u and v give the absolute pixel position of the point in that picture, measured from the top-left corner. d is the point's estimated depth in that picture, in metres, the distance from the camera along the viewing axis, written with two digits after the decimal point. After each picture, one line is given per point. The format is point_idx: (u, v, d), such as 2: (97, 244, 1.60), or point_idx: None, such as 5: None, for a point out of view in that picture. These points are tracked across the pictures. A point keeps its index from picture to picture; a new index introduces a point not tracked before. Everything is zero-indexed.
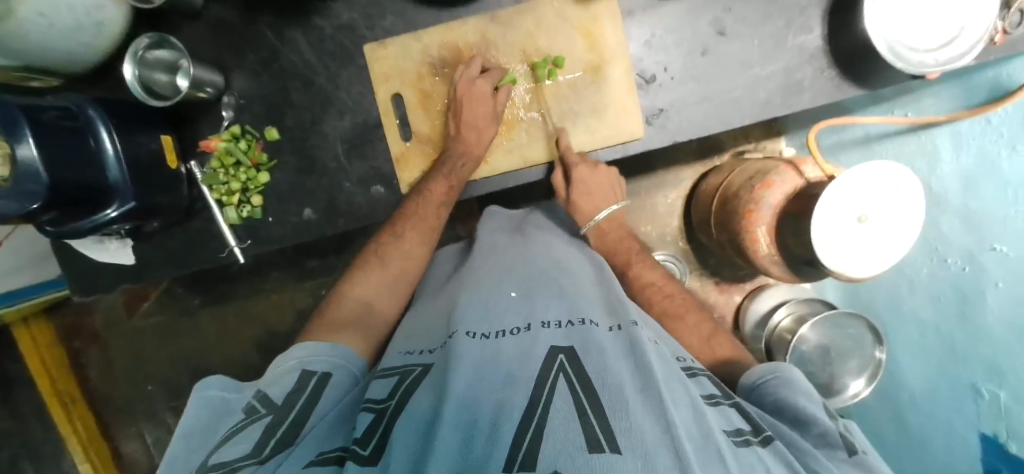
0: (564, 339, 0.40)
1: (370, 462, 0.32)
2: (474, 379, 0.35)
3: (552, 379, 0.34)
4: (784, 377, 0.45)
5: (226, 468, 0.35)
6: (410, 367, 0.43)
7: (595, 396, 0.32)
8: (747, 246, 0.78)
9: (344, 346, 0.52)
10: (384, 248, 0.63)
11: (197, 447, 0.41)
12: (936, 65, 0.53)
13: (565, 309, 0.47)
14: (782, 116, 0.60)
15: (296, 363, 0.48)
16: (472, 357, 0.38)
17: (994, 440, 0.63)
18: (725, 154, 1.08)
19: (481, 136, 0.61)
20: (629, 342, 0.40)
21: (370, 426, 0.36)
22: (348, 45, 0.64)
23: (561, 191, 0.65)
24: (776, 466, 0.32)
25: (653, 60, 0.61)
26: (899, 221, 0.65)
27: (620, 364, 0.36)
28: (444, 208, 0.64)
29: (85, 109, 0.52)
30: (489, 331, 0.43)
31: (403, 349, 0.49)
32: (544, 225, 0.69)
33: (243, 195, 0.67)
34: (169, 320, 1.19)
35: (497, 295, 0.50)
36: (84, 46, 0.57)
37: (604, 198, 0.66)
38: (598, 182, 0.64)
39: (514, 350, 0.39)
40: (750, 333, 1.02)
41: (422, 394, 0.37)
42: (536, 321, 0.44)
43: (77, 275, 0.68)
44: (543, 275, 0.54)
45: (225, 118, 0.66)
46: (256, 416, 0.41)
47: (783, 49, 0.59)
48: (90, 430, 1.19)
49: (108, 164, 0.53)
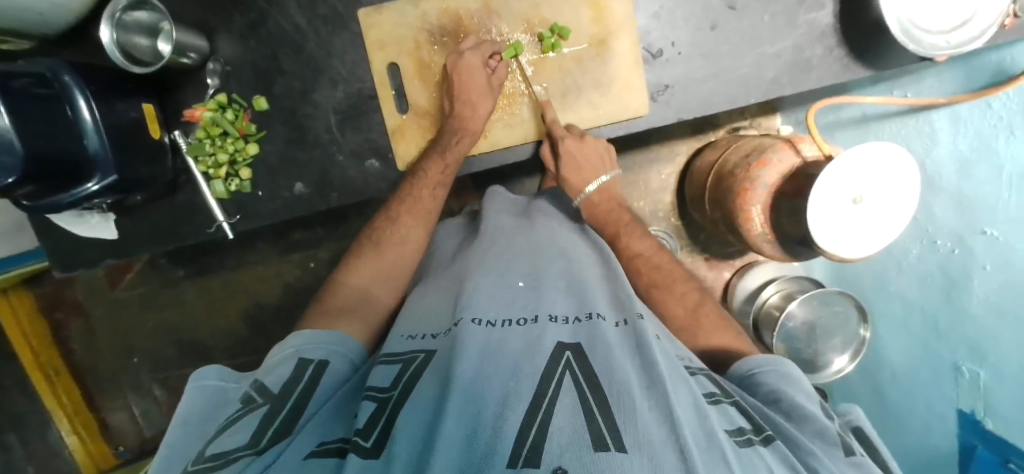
0: (572, 336, 0.41)
1: (372, 455, 0.31)
2: (478, 373, 0.35)
3: (558, 376, 0.34)
4: (781, 371, 0.47)
5: (224, 459, 0.34)
6: (413, 354, 0.43)
7: (601, 393, 0.32)
8: (741, 225, 0.78)
9: (341, 333, 0.51)
10: (381, 233, 0.63)
11: (196, 433, 0.40)
12: (948, 48, 0.52)
13: (573, 303, 0.47)
14: (788, 95, 0.59)
15: (293, 351, 0.48)
16: (477, 348, 0.38)
17: (971, 417, 0.67)
18: (720, 130, 1.07)
19: (475, 112, 0.59)
20: (636, 338, 0.40)
21: (373, 416, 0.35)
22: (342, 10, 0.61)
23: (550, 162, 0.65)
24: (778, 465, 0.33)
25: (661, 33, 0.59)
26: (894, 201, 0.65)
27: (627, 362, 0.36)
28: (439, 189, 0.62)
29: (59, 74, 0.49)
30: (496, 320, 0.43)
31: (404, 333, 0.49)
32: (549, 212, 0.67)
33: (232, 168, 0.64)
34: (153, 292, 1.17)
35: (504, 285, 0.50)
36: (56, 7, 0.53)
37: (591, 167, 0.64)
38: (585, 155, 0.62)
39: (521, 341, 0.40)
40: (738, 308, 1.04)
41: (426, 386, 0.36)
42: (545, 313, 0.44)
43: (56, 248, 0.66)
44: (548, 265, 0.54)
45: (210, 85, 0.62)
46: (253, 406, 0.40)
47: (793, 26, 0.57)
48: (76, 402, 1.17)
49: (88, 133, 0.50)
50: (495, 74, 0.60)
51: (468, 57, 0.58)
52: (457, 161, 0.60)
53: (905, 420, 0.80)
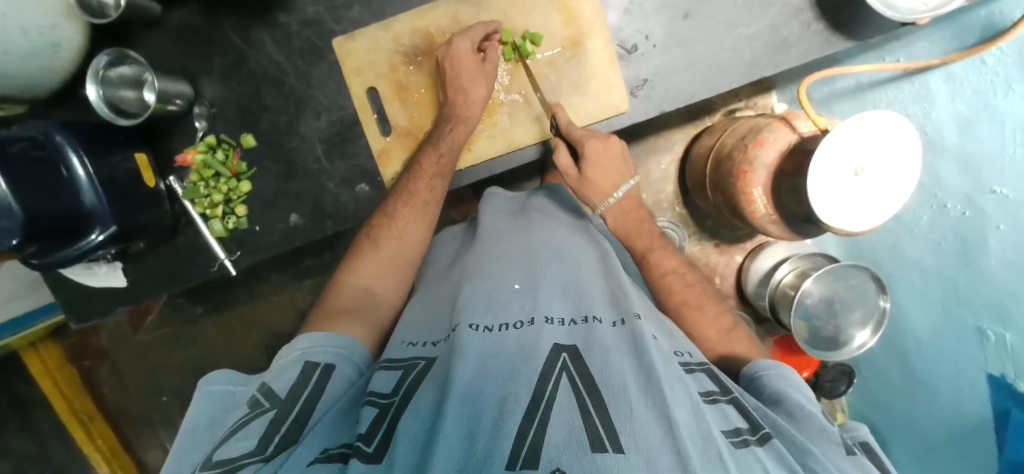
0: (568, 337, 0.40)
1: (374, 459, 0.32)
2: (478, 376, 0.35)
3: (555, 378, 0.34)
4: (785, 374, 0.46)
5: (230, 465, 0.34)
6: (415, 361, 0.43)
7: (598, 394, 0.32)
8: (744, 209, 0.76)
9: (344, 334, 0.51)
10: (378, 231, 0.60)
11: (205, 440, 0.41)
12: (926, 11, 0.51)
13: (569, 306, 0.46)
14: (770, 76, 0.59)
15: (298, 356, 0.47)
16: (478, 352, 0.38)
17: (1002, 381, 0.64)
18: (715, 114, 1.06)
19: (469, 96, 0.58)
20: (633, 337, 0.41)
21: (375, 420, 0.36)
22: (317, 42, 0.62)
23: (569, 171, 0.62)
24: (774, 467, 0.32)
25: (634, 28, 0.59)
26: (895, 174, 0.64)
27: (625, 363, 0.36)
28: (438, 179, 0.61)
29: (52, 136, 0.51)
30: (493, 324, 0.43)
31: (406, 339, 0.49)
32: (546, 209, 0.67)
33: (228, 206, 0.65)
34: (174, 332, 1.19)
35: (498, 287, 0.49)
36: (43, 69, 0.56)
37: (614, 171, 0.62)
38: (608, 154, 0.61)
39: (517, 342, 0.39)
40: (753, 292, 1.01)
41: (426, 392, 0.36)
42: (541, 314, 0.44)
43: (72, 299, 0.68)
44: (545, 267, 0.53)
45: (198, 129, 0.64)
46: (260, 410, 0.40)
47: (766, 5, 0.56)
48: (112, 445, 1.20)
49: (83, 188, 0.52)
50: (488, 61, 0.59)
51: (458, 43, 0.57)
52: (452, 153, 0.60)
53: (936, 391, 0.77)
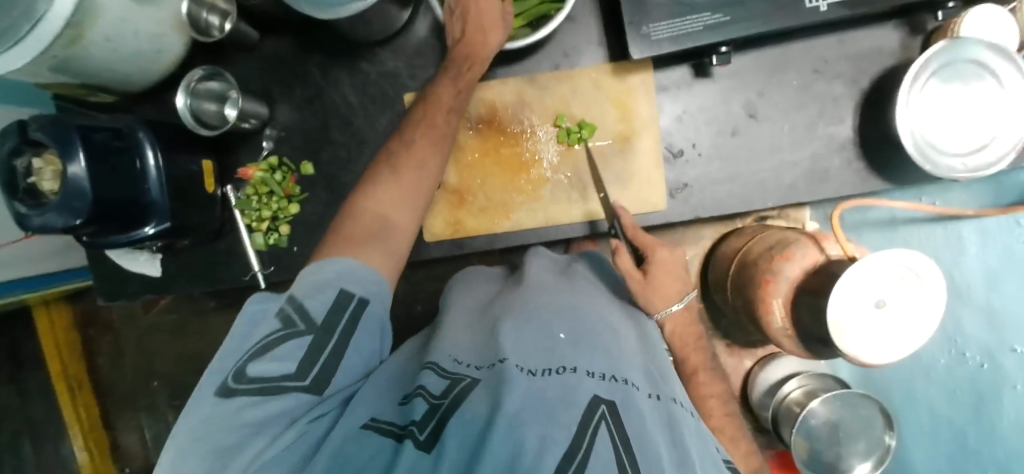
0: (607, 391, 0.36)
1: (426, 447, 0.31)
2: (524, 406, 0.32)
3: (594, 424, 0.32)
4: None
5: (268, 386, 0.36)
6: (460, 377, 0.39)
7: (634, 457, 0.30)
8: (762, 316, 0.77)
9: (359, 261, 0.48)
10: (398, 157, 0.57)
11: (236, 350, 0.40)
12: (965, 170, 0.54)
13: (605, 359, 0.42)
14: (806, 201, 0.61)
15: (333, 278, 0.45)
16: (523, 388, 0.34)
17: None
18: (747, 217, 1.08)
19: (486, 39, 0.57)
20: (670, 422, 0.38)
21: (429, 412, 0.35)
22: (390, 92, 0.67)
23: (632, 275, 0.59)
24: None
25: (683, 135, 0.62)
26: (917, 312, 0.65)
27: (660, 436, 0.35)
28: (451, 115, 0.59)
29: (135, 131, 0.55)
30: (536, 368, 0.38)
31: (454, 354, 0.45)
32: (592, 278, 0.62)
33: (273, 223, 0.69)
34: (182, 320, 1.20)
35: (542, 333, 0.44)
36: (142, 70, 0.61)
37: (675, 283, 0.61)
38: (673, 267, 0.61)
39: (558, 387, 0.35)
40: (756, 401, 0.96)
41: (477, 401, 0.34)
42: (583, 366, 0.39)
43: (108, 279, 0.71)
44: (588, 318, 0.49)
45: (264, 148, 0.69)
46: (294, 331, 0.40)
47: (812, 137, 0.60)
48: (91, 418, 1.21)
49: (150, 180, 0.56)
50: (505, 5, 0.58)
51: None
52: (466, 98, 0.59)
53: None
